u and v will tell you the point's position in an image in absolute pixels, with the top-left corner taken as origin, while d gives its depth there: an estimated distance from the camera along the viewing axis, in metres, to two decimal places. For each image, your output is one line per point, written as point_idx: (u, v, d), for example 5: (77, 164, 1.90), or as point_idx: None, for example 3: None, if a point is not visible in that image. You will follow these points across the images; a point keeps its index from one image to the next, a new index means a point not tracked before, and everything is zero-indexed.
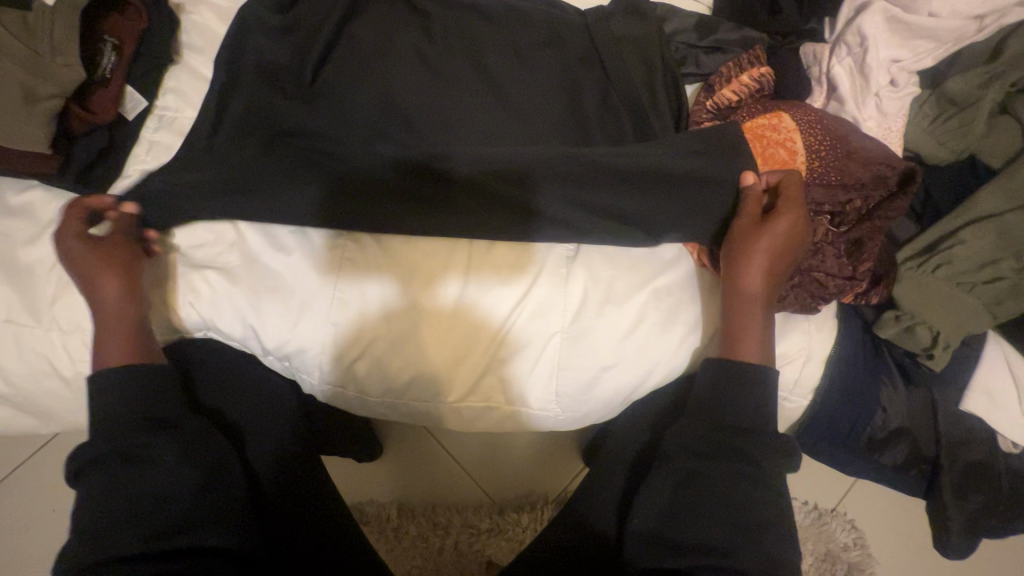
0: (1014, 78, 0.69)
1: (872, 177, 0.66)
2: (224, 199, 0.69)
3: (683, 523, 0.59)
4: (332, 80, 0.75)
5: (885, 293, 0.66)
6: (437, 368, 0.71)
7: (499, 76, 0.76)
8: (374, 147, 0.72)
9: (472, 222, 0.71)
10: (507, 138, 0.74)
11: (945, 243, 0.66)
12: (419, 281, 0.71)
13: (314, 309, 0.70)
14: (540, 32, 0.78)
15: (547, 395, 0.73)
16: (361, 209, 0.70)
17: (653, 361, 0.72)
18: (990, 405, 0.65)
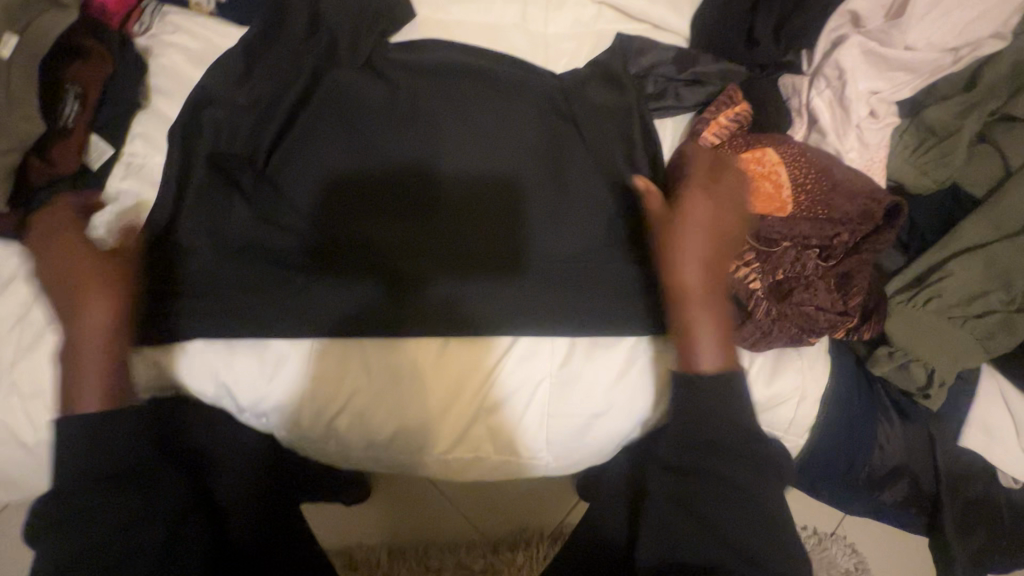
0: (991, 107, 0.70)
1: (859, 212, 0.65)
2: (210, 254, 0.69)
3: (676, 541, 0.56)
4: (309, 123, 0.77)
5: (878, 329, 0.65)
6: (423, 410, 0.69)
7: (490, 84, 0.79)
8: (376, 145, 0.76)
9: (465, 247, 0.72)
10: (494, 146, 0.76)
11: (934, 275, 0.65)
12: (400, 283, 0.70)
13: (293, 355, 0.68)
14: (512, 72, 0.80)
15: (538, 444, 0.70)
16: (354, 241, 0.72)
17: (644, 408, 0.70)
18: (986, 439, 0.64)
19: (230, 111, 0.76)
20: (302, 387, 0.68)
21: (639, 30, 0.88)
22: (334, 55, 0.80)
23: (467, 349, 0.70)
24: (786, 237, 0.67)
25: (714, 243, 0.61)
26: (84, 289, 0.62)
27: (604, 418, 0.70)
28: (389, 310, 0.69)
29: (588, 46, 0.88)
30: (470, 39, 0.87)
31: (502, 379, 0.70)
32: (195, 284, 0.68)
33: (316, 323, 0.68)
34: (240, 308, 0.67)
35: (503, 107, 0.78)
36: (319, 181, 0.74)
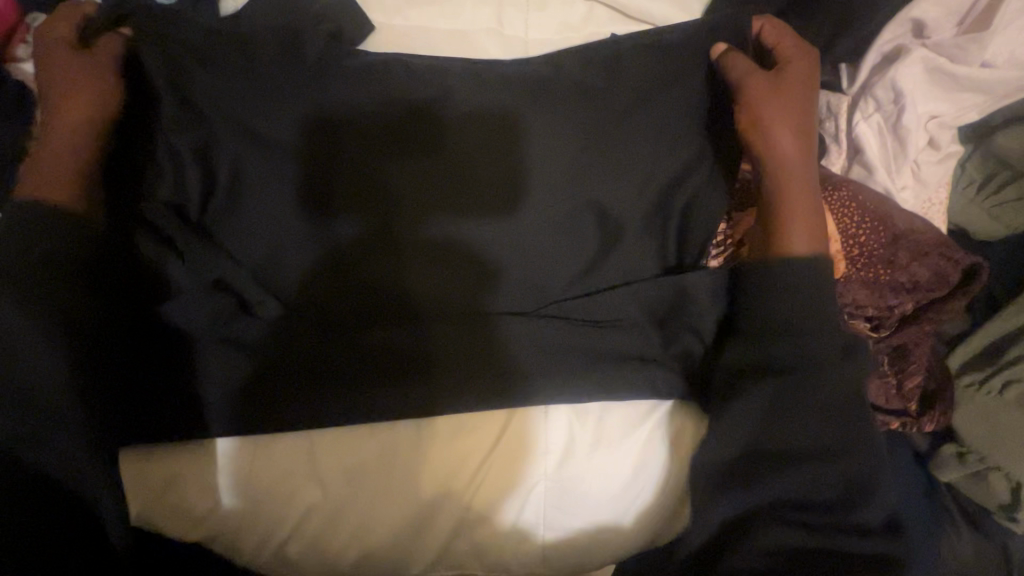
0: None
1: (930, 273, 0.53)
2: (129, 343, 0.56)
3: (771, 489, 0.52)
4: (225, 144, 0.58)
5: (941, 422, 0.54)
6: (387, 462, 0.57)
7: (515, 41, 0.73)
8: (356, 62, 0.60)
9: (462, 224, 0.58)
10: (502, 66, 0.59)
11: (1011, 353, 0.53)
12: (398, 227, 0.58)
13: (219, 458, 0.56)
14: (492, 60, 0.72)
15: (531, 560, 0.58)
16: (337, 212, 0.58)
17: (662, 513, 0.57)
18: None
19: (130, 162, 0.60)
20: (238, 504, 0.56)
21: (639, 32, 0.73)
22: None
23: (460, 354, 0.58)
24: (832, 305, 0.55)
25: (782, 102, 0.55)
26: (74, 99, 0.57)
27: (615, 524, 0.57)
28: (377, 290, 0.58)
29: None
30: (433, 49, 0.72)
31: (517, 360, 0.58)
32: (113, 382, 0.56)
33: (292, 296, 0.59)
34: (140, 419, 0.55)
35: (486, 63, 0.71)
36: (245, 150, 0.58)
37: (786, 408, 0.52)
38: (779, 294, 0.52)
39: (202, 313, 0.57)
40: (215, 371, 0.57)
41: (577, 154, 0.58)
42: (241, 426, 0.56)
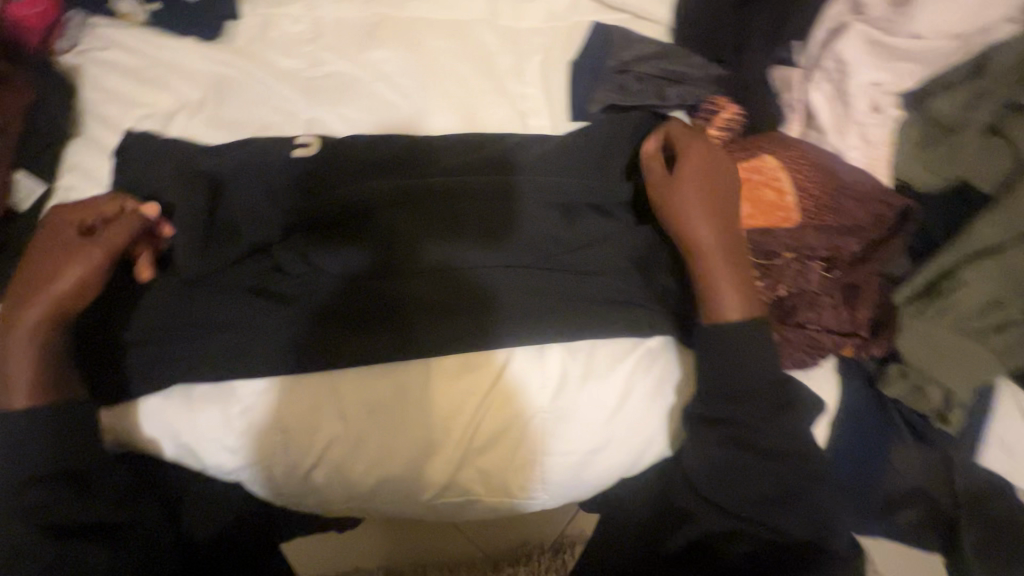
0: (1009, 96, 0.63)
1: (869, 215, 0.62)
2: (171, 297, 0.64)
3: (736, 429, 0.58)
4: (242, 166, 0.70)
5: (887, 344, 0.62)
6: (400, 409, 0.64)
7: (507, 32, 0.82)
8: (376, 91, 0.78)
9: (457, 217, 0.67)
10: (489, 124, 0.77)
11: (947, 284, 0.60)
12: (396, 246, 0.66)
13: (248, 395, 0.63)
14: (487, 48, 0.80)
15: (531, 484, 0.65)
16: (344, 233, 0.67)
17: (646, 438, 0.65)
18: (1004, 455, 0.61)
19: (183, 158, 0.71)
20: (267, 435, 0.63)
21: (619, 19, 0.81)
22: (302, 82, 0.78)
23: (452, 318, 0.65)
24: (792, 249, 0.62)
25: (708, 159, 0.63)
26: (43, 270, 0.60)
27: (605, 449, 0.64)
28: (375, 296, 0.65)
29: (564, 38, 0.81)
30: (432, 40, 0.80)
31: (497, 348, 0.65)
32: (158, 329, 0.63)
33: (314, 273, 0.67)
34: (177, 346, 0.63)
35: (481, 52, 0.80)
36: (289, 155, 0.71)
37: (754, 337, 0.59)
38: (723, 330, 0.59)
39: (243, 271, 0.67)
40: (244, 330, 0.63)
41: (560, 158, 0.71)
42: (273, 369, 0.63)
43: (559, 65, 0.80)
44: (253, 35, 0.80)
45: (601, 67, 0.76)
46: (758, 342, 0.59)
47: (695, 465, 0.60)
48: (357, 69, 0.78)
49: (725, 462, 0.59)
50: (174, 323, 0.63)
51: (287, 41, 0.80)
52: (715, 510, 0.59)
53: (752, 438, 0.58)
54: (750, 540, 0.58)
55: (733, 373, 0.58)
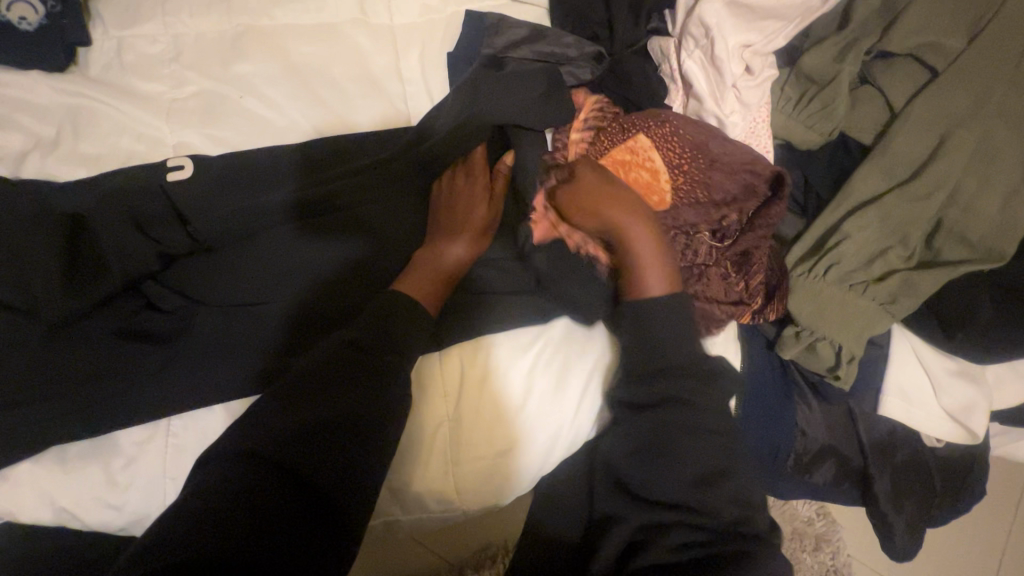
0: (868, 45, 0.64)
1: (739, 187, 0.60)
2: (52, 350, 0.59)
3: (660, 420, 0.55)
4: (102, 196, 0.63)
5: (782, 308, 0.61)
6: (355, 361, 0.53)
7: (381, 28, 0.78)
8: (248, 107, 0.73)
9: (381, 240, 0.68)
10: (373, 127, 0.74)
11: (831, 239, 0.59)
12: (385, 247, 0.68)
13: (136, 442, 0.60)
14: (361, 48, 0.77)
15: (447, 496, 0.63)
16: (335, 233, 0.67)
17: (556, 429, 0.63)
18: (905, 404, 0.61)
19: (40, 200, 0.63)
20: (158, 484, 0.59)
21: (494, 5, 0.79)
22: (165, 107, 0.73)
23: (385, 310, 0.57)
24: (671, 228, 0.63)
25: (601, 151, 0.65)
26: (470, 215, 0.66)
27: (517, 449, 0.62)
28: (368, 294, 0.66)
29: (440, 30, 0.79)
30: (300, 45, 0.76)
31: (495, 337, 0.64)
32: (34, 385, 0.58)
33: (212, 305, 0.64)
34: (50, 404, 0.57)
35: (354, 52, 0.76)
36: (166, 180, 0.65)
37: (658, 320, 0.58)
38: (659, 316, 0.58)
39: (116, 313, 0.62)
40: (182, 371, 0.61)
41: (446, 146, 0.67)
42: (168, 413, 0.60)
43: (438, 59, 0.77)
44: (107, 61, 0.75)
45: (478, 57, 0.74)
46: (670, 317, 0.58)
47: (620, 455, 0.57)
48: (221, 85, 0.74)
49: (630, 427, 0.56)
50: (57, 375, 0.58)
51: (145, 62, 0.75)
52: (636, 500, 0.55)
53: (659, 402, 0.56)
54: (689, 544, 0.51)
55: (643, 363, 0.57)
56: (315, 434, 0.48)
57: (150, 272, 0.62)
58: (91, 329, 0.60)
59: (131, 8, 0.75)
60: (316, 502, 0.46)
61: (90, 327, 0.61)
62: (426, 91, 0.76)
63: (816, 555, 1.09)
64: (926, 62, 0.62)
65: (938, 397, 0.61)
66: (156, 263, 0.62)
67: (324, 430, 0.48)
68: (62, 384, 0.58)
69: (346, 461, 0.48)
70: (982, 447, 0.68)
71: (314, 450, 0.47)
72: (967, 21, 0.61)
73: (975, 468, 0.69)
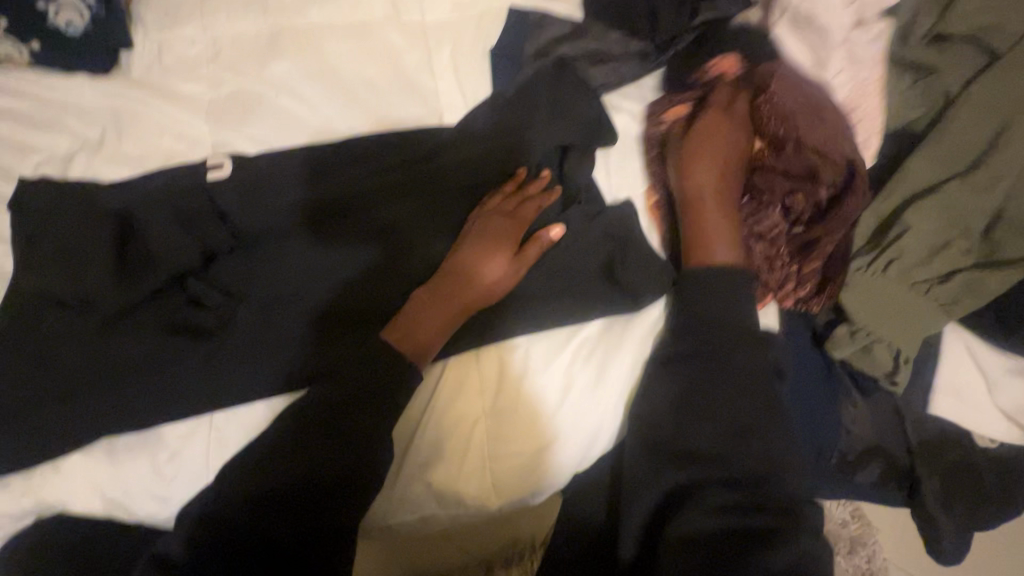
0: (924, 30, 0.62)
1: (832, 168, 0.59)
2: (99, 345, 0.60)
3: (697, 411, 0.56)
4: (148, 195, 0.65)
5: (829, 301, 0.61)
6: (351, 414, 0.55)
7: (415, 26, 0.78)
8: (285, 105, 0.74)
9: (409, 241, 0.67)
10: (407, 124, 0.74)
11: (890, 233, 0.57)
12: (415, 244, 0.68)
13: (180, 435, 0.61)
14: (396, 45, 0.77)
15: (484, 494, 0.63)
16: (366, 230, 0.67)
17: (595, 426, 0.63)
18: (956, 402, 0.59)
19: (89, 198, 0.65)
20: (201, 476, 0.60)
21: (527, 1, 0.79)
22: (204, 107, 0.75)
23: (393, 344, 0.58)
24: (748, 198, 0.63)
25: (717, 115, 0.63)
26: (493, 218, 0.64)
27: (555, 446, 0.62)
28: (401, 292, 0.66)
29: (473, 26, 0.79)
30: (336, 44, 0.77)
31: (532, 333, 0.63)
32: (85, 378, 0.60)
33: (251, 303, 0.65)
34: (101, 397, 0.59)
35: (389, 49, 0.77)
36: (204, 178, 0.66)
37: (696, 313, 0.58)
38: (704, 296, 0.59)
39: (160, 309, 0.63)
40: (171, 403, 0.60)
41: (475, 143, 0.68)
42: (212, 407, 0.61)
43: (472, 55, 0.77)
44: (148, 62, 0.77)
45: (521, 54, 0.74)
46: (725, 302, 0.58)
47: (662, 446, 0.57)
48: (258, 84, 0.75)
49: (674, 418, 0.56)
50: (105, 368, 0.60)
51: (185, 63, 0.77)
52: (679, 471, 0.55)
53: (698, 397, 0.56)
54: (726, 510, 0.51)
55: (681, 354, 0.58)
56: (316, 486, 0.53)
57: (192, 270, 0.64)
58: (136, 325, 0.62)
59: (172, 10, 0.77)
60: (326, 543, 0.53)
61: (134, 322, 0.62)
62: (459, 87, 0.76)
63: (850, 559, 1.06)
64: (984, 46, 0.59)
65: (994, 396, 0.59)
66: (198, 261, 0.64)
67: (325, 476, 0.54)
68: (110, 378, 0.60)
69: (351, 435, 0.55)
70: None
71: (319, 504, 0.53)
72: None
73: None
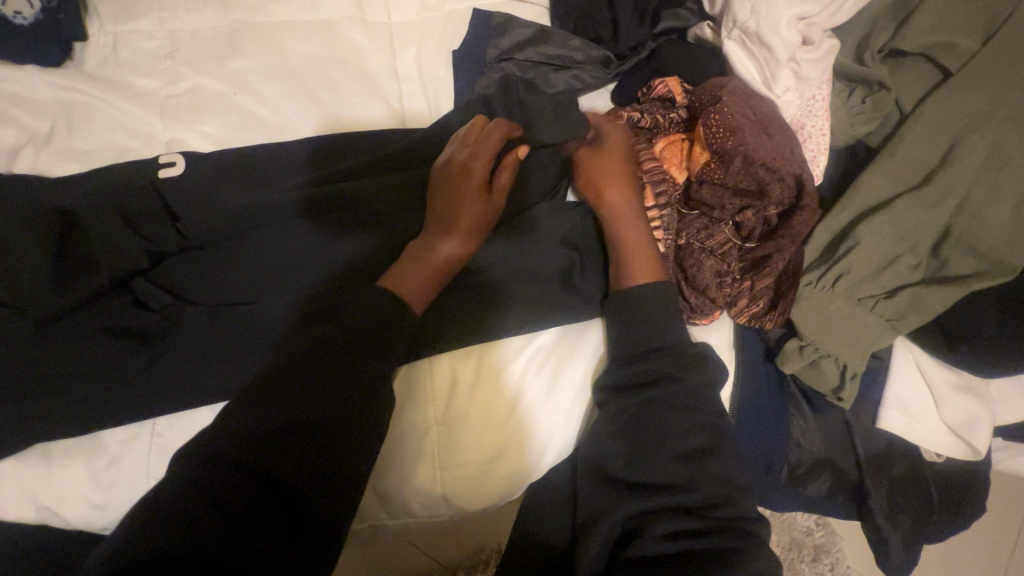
0: (881, 44, 0.62)
1: (780, 182, 0.57)
2: (31, 347, 0.58)
3: (650, 427, 0.55)
4: (89, 191, 0.62)
5: (780, 320, 0.59)
6: (320, 370, 0.52)
7: (379, 25, 0.77)
8: (243, 103, 0.73)
9: (370, 241, 0.66)
10: (368, 124, 0.73)
11: (840, 248, 0.57)
12: (377, 246, 0.66)
13: (123, 441, 0.59)
14: (359, 45, 0.76)
15: (433, 501, 0.62)
16: (321, 233, 0.66)
17: (546, 435, 0.62)
18: (906, 418, 0.59)
19: (32, 195, 0.63)
20: (141, 483, 0.58)
21: (493, 4, 0.78)
22: (159, 102, 0.73)
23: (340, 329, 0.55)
24: (695, 208, 0.63)
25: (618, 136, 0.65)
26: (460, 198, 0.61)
27: (505, 455, 0.61)
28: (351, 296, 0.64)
29: (439, 27, 0.78)
30: (298, 42, 0.75)
31: (485, 339, 0.62)
32: (16, 380, 0.57)
33: (199, 304, 0.63)
34: (34, 401, 0.57)
35: (352, 49, 0.76)
36: (158, 176, 0.65)
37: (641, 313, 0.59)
38: (641, 305, 0.59)
39: (103, 309, 0.61)
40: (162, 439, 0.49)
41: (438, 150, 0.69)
42: (153, 412, 0.59)
43: (436, 56, 0.76)
44: (102, 57, 0.75)
45: (484, 57, 0.73)
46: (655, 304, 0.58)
47: (611, 456, 0.56)
48: (215, 81, 0.73)
49: (626, 429, 0.56)
50: (39, 371, 0.58)
51: (140, 58, 0.75)
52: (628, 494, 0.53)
53: (640, 413, 0.55)
54: (676, 532, 0.51)
55: (635, 366, 0.57)
56: (308, 426, 0.48)
57: (137, 270, 0.62)
58: (75, 326, 0.60)
59: (126, 3, 0.75)
60: (302, 531, 0.45)
61: (72, 322, 0.60)
62: (423, 89, 0.75)
63: (813, 566, 1.07)
64: (938, 63, 0.60)
65: (941, 411, 0.59)
66: (146, 261, 0.62)
67: (307, 431, 0.48)
68: (46, 380, 0.58)
69: (330, 385, 0.51)
70: (984, 462, 0.67)
71: (299, 451, 0.47)
72: (979, 22, 0.59)
73: (977, 484, 0.67)
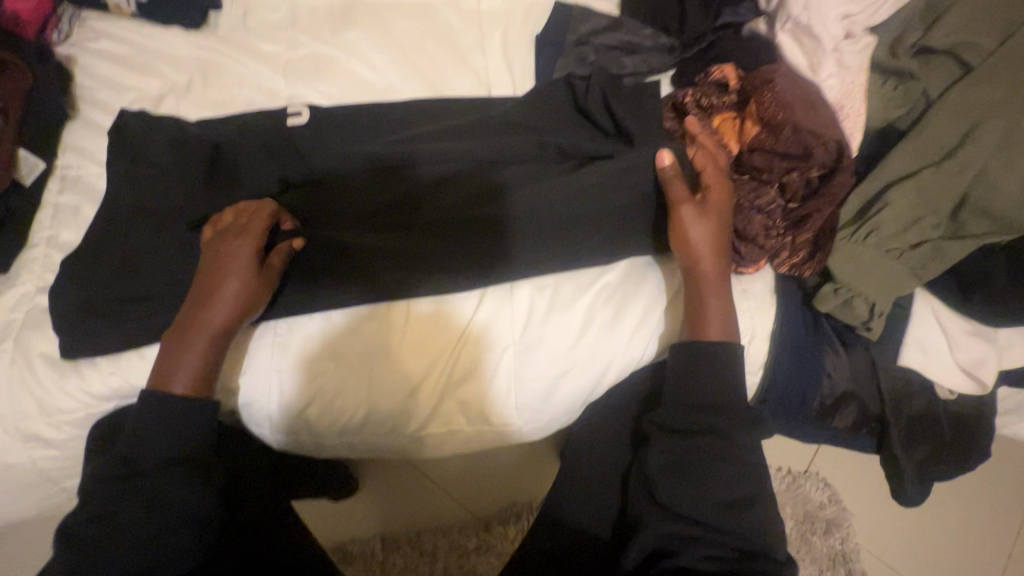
0: (913, 41, 0.73)
1: (822, 150, 0.67)
2: (183, 254, 0.69)
3: (706, 360, 0.65)
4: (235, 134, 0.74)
5: (818, 267, 0.69)
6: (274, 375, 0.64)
7: (471, 10, 0.89)
8: (353, 69, 0.84)
9: (456, 183, 0.74)
10: (459, 93, 0.84)
11: (873, 207, 0.67)
12: (465, 185, 0.74)
13: (249, 340, 0.69)
14: (454, 26, 0.88)
15: (507, 411, 0.72)
16: (416, 172, 0.75)
17: (607, 358, 0.72)
18: (922, 356, 0.69)
19: (183, 132, 0.74)
20: (265, 374, 0.69)
21: None
22: (281, 64, 0.85)
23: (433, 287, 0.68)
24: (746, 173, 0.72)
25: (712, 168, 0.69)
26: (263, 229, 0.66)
27: (570, 373, 0.71)
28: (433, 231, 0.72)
29: (522, 14, 0.89)
30: (401, 20, 0.87)
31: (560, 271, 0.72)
32: (170, 280, 0.68)
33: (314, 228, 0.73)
34: (181, 299, 0.67)
35: (447, 29, 0.87)
36: (286, 123, 0.76)
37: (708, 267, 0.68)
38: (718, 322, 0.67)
39: None
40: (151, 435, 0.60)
41: (523, 112, 0.78)
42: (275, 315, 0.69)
43: (520, 39, 0.88)
44: (234, 22, 0.87)
45: (564, 41, 0.84)
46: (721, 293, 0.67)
47: (674, 400, 0.66)
48: (331, 49, 0.85)
49: (686, 357, 0.66)
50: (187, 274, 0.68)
51: (266, 26, 0.87)
52: (663, 512, 0.63)
53: (699, 343, 0.66)
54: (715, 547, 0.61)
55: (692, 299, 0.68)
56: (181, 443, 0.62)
57: (270, 193, 0.73)
58: None
59: None
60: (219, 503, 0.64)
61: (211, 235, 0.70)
62: (507, 65, 0.86)
63: (825, 537, 1.15)
64: (962, 58, 0.70)
65: (953, 352, 0.69)
66: (277, 187, 0.73)
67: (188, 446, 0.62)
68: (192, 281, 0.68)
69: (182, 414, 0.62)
70: (988, 410, 0.76)
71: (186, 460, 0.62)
72: (1000, 25, 0.69)
73: (981, 429, 0.76)
